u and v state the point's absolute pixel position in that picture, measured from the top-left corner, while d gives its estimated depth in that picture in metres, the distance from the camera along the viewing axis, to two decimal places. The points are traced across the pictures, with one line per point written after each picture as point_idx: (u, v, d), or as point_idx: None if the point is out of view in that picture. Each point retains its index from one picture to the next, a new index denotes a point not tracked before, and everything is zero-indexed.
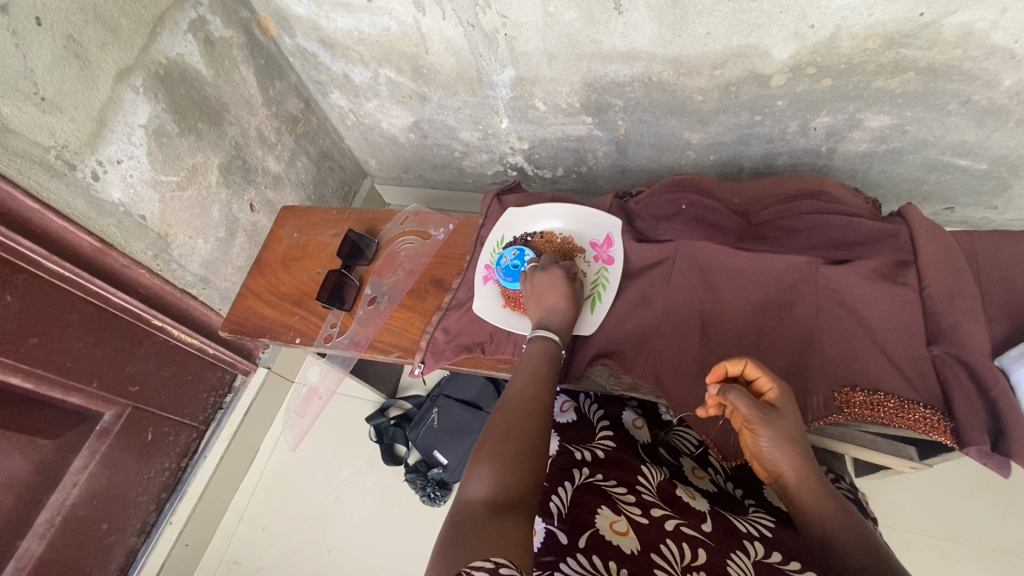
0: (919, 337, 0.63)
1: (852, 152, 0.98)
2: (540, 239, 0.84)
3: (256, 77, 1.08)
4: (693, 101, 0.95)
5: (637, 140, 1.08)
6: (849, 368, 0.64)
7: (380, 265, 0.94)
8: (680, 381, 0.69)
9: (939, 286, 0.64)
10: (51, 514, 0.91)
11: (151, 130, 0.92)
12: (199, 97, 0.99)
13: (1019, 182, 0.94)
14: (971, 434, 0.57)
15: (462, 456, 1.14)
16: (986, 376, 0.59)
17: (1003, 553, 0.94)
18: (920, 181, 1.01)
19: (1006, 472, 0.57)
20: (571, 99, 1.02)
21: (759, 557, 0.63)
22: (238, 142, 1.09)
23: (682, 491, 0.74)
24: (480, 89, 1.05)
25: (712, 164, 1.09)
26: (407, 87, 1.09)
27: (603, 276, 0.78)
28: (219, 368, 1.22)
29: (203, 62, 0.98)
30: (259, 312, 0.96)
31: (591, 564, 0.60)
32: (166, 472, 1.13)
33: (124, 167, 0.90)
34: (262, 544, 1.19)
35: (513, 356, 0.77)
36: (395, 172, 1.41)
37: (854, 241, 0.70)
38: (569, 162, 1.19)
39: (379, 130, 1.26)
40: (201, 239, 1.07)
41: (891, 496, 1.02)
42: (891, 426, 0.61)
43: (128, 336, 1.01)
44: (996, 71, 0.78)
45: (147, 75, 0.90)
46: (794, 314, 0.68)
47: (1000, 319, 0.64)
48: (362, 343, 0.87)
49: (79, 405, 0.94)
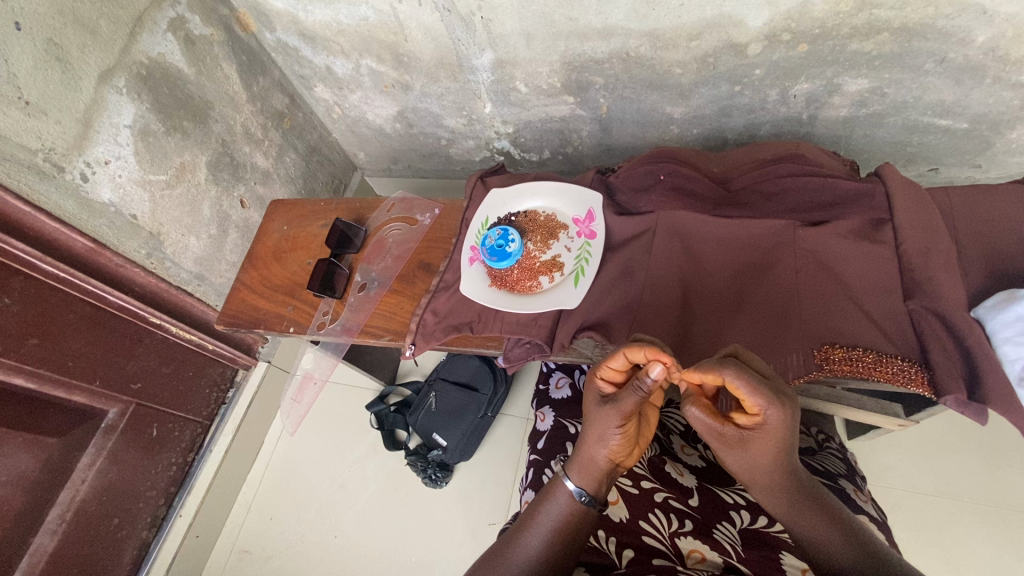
0: (896, 292, 0.64)
1: (833, 118, 0.98)
2: (524, 218, 0.86)
3: (239, 74, 1.09)
4: (672, 75, 0.96)
5: (620, 118, 1.08)
6: (829, 326, 0.64)
7: (369, 252, 0.96)
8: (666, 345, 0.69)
9: (914, 242, 0.65)
10: (61, 510, 0.94)
11: (136, 129, 0.93)
12: (183, 95, 1.00)
13: (1001, 139, 0.95)
14: (947, 383, 0.58)
15: (460, 438, 1.16)
16: (962, 328, 0.60)
17: (995, 507, 0.95)
18: (902, 144, 1.01)
19: (984, 420, 0.57)
20: (551, 80, 1.02)
21: (745, 525, 0.66)
22: (225, 139, 1.09)
23: (671, 467, 0.75)
24: (461, 74, 1.05)
25: (696, 138, 1.09)
26: (389, 77, 1.10)
27: (586, 251, 0.79)
28: (219, 363, 1.23)
29: (185, 61, 0.99)
30: (252, 304, 0.98)
31: None
32: (173, 467, 1.15)
33: (112, 168, 0.92)
34: (270, 533, 1.22)
35: (501, 334, 0.78)
36: (384, 164, 1.41)
37: (829, 202, 0.71)
38: (555, 144, 1.20)
39: (365, 121, 1.26)
40: (193, 237, 1.08)
41: (884, 456, 1.03)
42: (871, 380, 0.61)
43: (127, 335, 1.03)
44: (970, 27, 0.78)
45: (130, 76, 0.91)
46: (773, 277, 0.69)
47: (976, 272, 0.65)
48: (354, 329, 0.89)
49: (83, 403, 0.96)
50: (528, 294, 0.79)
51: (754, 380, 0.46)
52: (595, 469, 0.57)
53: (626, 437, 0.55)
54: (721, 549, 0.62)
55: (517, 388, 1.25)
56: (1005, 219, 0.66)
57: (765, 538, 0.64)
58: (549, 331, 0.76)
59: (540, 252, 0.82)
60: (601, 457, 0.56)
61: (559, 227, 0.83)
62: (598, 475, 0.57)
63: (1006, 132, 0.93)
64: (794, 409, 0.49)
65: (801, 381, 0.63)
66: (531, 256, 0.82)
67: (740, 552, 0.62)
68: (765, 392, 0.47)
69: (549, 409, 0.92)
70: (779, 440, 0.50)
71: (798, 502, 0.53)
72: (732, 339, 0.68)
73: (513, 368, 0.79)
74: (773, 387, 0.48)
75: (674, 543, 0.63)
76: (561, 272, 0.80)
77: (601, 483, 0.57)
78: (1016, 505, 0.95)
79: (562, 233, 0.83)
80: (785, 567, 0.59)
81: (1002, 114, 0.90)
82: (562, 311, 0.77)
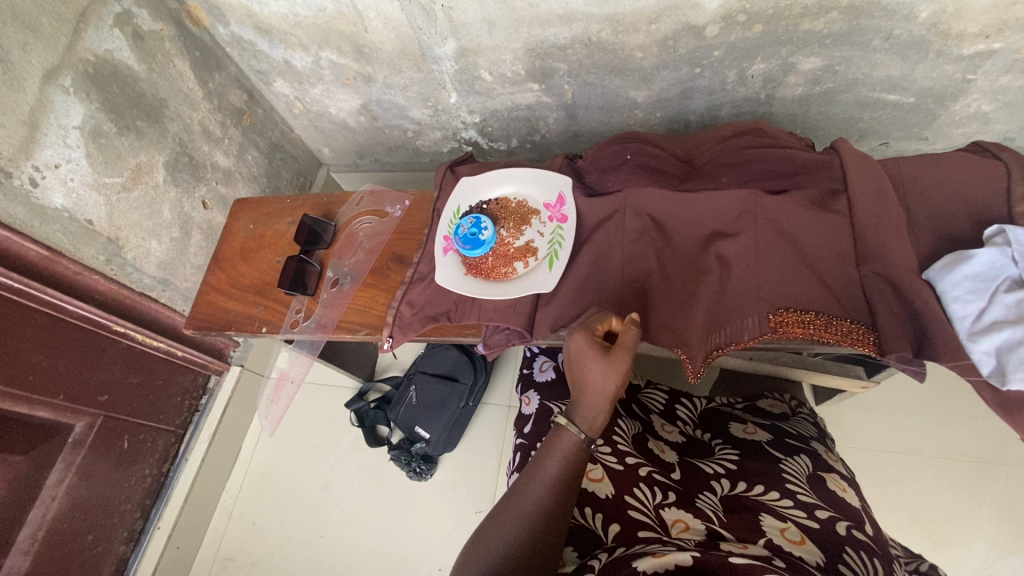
0: (850, 259, 0.67)
1: (789, 97, 1.01)
2: (496, 206, 0.86)
3: (193, 70, 1.05)
4: (634, 58, 0.97)
5: (585, 103, 1.09)
6: (788, 292, 0.68)
7: (340, 247, 0.95)
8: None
9: (867, 212, 0.68)
10: (32, 530, 0.90)
11: (87, 130, 0.90)
12: (135, 94, 0.96)
13: (946, 111, 0.99)
14: (892, 343, 0.62)
15: (443, 430, 1.16)
16: (911, 290, 0.63)
17: (951, 459, 1.01)
18: (855, 120, 1.05)
19: (921, 377, 0.63)
20: (515, 67, 1.02)
21: (725, 492, 0.69)
22: (182, 138, 1.06)
23: (653, 444, 0.78)
24: (424, 64, 1.04)
25: (660, 121, 1.11)
26: (350, 69, 1.08)
27: (559, 235, 0.80)
28: (190, 371, 1.20)
29: (134, 57, 0.95)
30: (221, 306, 0.96)
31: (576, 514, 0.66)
32: (148, 479, 1.12)
33: (63, 171, 0.88)
34: (255, 540, 1.20)
35: (479, 321, 0.79)
36: (350, 158, 1.39)
37: (791, 172, 0.73)
38: (522, 132, 1.20)
39: (328, 116, 1.24)
40: (155, 241, 1.05)
41: (850, 419, 1.07)
42: (823, 341, 0.65)
43: (91, 345, 0.98)
44: (913, 4, 0.81)
45: (76, 74, 0.87)
46: (739, 246, 0.71)
47: (927, 238, 0.69)
48: (329, 325, 0.88)
49: (48, 418, 0.92)
50: (503, 281, 0.80)
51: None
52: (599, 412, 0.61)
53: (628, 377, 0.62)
54: (704, 517, 0.64)
55: (496, 377, 1.26)
56: (951, 185, 0.70)
57: (747, 503, 0.66)
58: (528, 317, 0.77)
59: (514, 239, 0.83)
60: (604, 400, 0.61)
61: (531, 213, 0.84)
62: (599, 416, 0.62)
63: (950, 105, 0.98)
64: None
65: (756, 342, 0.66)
66: (505, 243, 0.83)
67: (723, 518, 0.64)
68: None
69: (534, 393, 0.92)
70: None
71: None
72: (698, 311, 0.71)
73: (494, 355, 0.81)
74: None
75: (659, 514, 0.65)
76: (535, 257, 0.81)
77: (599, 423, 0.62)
78: (979, 458, 1.00)
79: (534, 218, 0.83)
80: (765, 527, 0.61)
81: (945, 87, 0.94)
82: (539, 296, 0.77)
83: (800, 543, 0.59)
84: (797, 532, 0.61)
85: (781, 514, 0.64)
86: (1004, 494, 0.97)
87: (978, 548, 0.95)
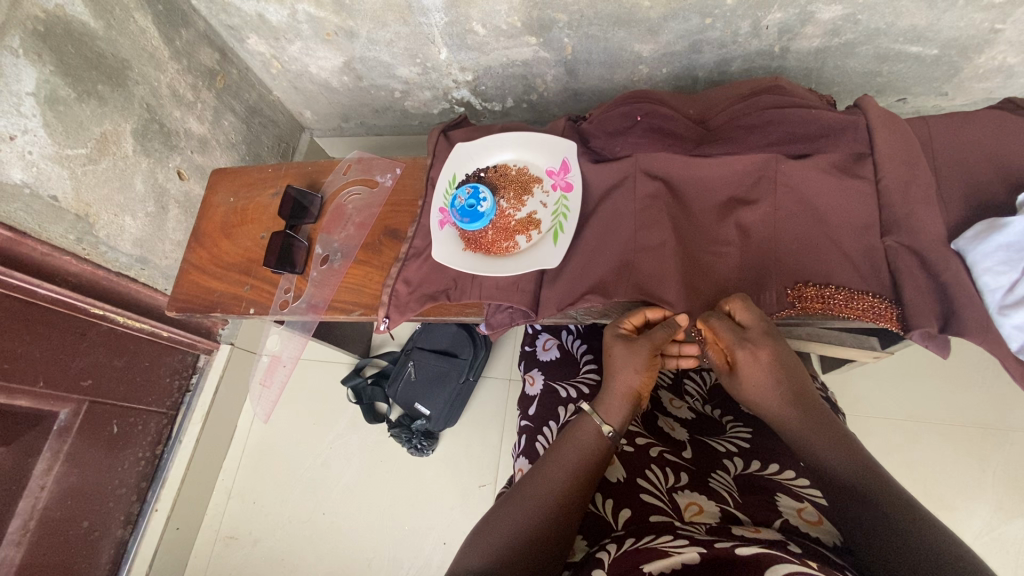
0: (875, 229, 0.64)
1: (805, 50, 0.94)
2: (494, 174, 0.80)
3: (157, 26, 0.96)
4: (640, 8, 0.89)
5: (586, 59, 1.01)
6: (806, 264, 0.65)
7: (328, 222, 0.89)
8: (667, 287, 0.65)
9: (894, 177, 0.63)
10: (23, 520, 0.87)
11: (42, 97, 0.82)
12: (93, 54, 0.87)
13: (969, 65, 0.94)
14: (916, 318, 0.59)
15: (443, 405, 1.14)
16: (936, 263, 0.60)
17: (958, 425, 1.02)
18: (873, 74, 0.99)
19: (946, 353, 0.60)
20: (511, 19, 0.94)
21: (739, 471, 0.68)
22: (150, 103, 0.97)
23: (663, 422, 0.77)
24: (411, 17, 0.95)
25: (665, 78, 1.04)
26: (330, 23, 0.98)
27: (563, 205, 0.75)
28: (178, 351, 1.16)
29: (89, 13, 0.86)
30: (205, 287, 0.91)
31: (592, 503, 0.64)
32: (141, 462, 1.10)
33: (19, 143, 0.81)
34: (256, 517, 1.19)
35: (481, 300, 0.74)
36: (334, 122, 1.30)
37: (814, 135, 0.68)
38: (518, 91, 1.12)
39: (308, 75, 1.15)
40: (129, 216, 0.99)
41: (855, 388, 1.08)
42: (841, 317, 0.62)
43: (69, 329, 0.93)
44: None
45: (25, 34, 0.78)
46: (757, 216, 0.67)
47: (956, 204, 0.65)
48: (321, 305, 0.83)
49: (29, 407, 0.87)
50: (504, 256, 0.75)
51: (725, 324, 0.60)
52: (620, 405, 0.63)
53: (654, 376, 0.64)
54: (718, 498, 0.62)
55: (496, 351, 1.23)
56: (980, 145, 0.66)
57: (760, 482, 0.65)
58: (532, 295, 0.73)
59: (515, 210, 0.78)
60: (626, 389, 0.63)
61: (533, 181, 0.78)
62: (622, 411, 0.63)
63: (974, 57, 0.92)
64: (771, 345, 0.58)
65: (774, 318, 0.65)
66: (505, 215, 0.78)
67: (738, 498, 0.62)
68: (734, 336, 0.59)
69: (538, 372, 0.90)
70: (767, 376, 0.58)
71: (801, 433, 0.56)
72: (706, 286, 0.66)
73: (497, 335, 0.77)
74: (747, 335, 0.58)
75: (672, 497, 0.63)
76: (538, 230, 0.76)
77: (624, 418, 0.63)
78: (983, 425, 1.01)
79: (537, 187, 0.78)
80: (780, 507, 0.60)
81: (971, 38, 0.88)
82: (544, 273, 0.73)
83: (816, 523, 0.57)
84: (814, 512, 0.58)
85: (797, 494, 0.62)
86: (1007, 460, 0.99)
87: (981, 512, 0.96)
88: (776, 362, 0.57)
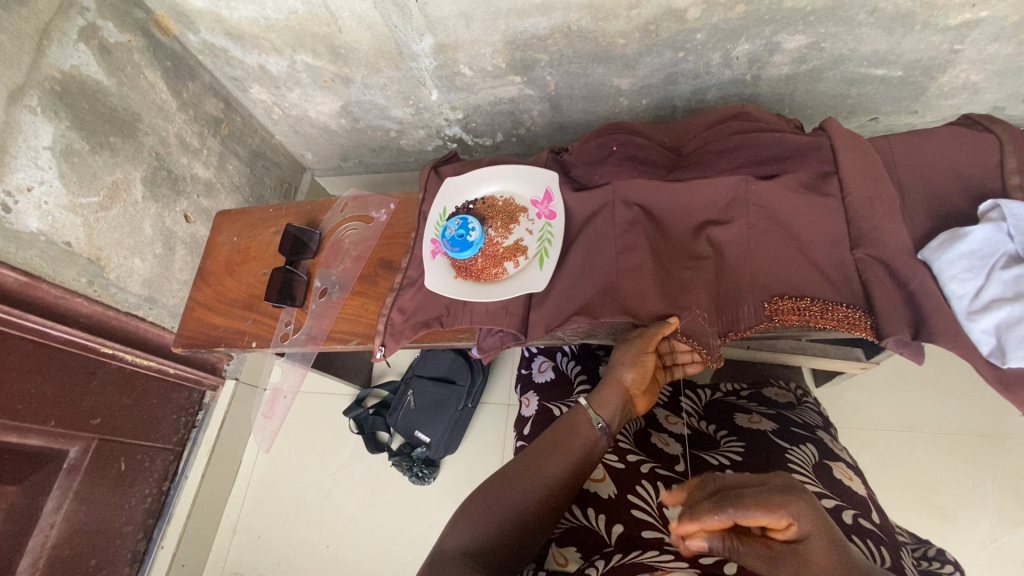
0: (844, 243, 0.66)
1: (776, 77, 0.99)
2: (482, 205, 0.84)
3: (165, 81, 1.02)
4: (616, 46, 0.95)
5: (569, 94, 1.07)
6: (780, 279, 0.67)
7: (326, 256, 0.93)
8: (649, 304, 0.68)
9: (859, 192, 0.66)
10: (33, 559, 0.89)
11: (58, 151, 0.87)
12: (106, 109, 0.94)
13: (934, 84, 0.98)
14: (889, 326, 0.61)
15: (443, 433, 1.16)
16: (904, 273, 0.62)
17: (955, 434, 1.02)
18: (843, 97, 1.03)
19: (920, 359, 0.62)
20: (495, 60, 1.00)
21: None
22: (158, 152, 1.03)
23: (658, 438, 0.78)
24: (402, 62, 1.01)
25: (646, 108, 1.09)
26: (327, 71, 1.05)
27: (548, 232, 0.78)
28: (185, 387, 1.19)
29: (102, 72, 0.92)
30: (210, 323, 0.94)
31: (580, 514, 0.68)
32: (149, 499, 1.11)
33: (36, 194, 0.86)
34: (261, 552, 1.20)
35: (471, 325, 0.77)
36: (334, 162, 1.37)
37: (781, 156, 0.72)
38: (507, 126, 1.18)
39: (308, 120, 1.21)
40: (138, 258, 1.03)
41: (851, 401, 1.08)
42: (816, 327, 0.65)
43: (79, 369, 0.97)
44: None
45: (43, 93, 0.85)
46: (731, 235, 0.70)
47: (921, 216, 0.68)
48: (320, 337, 0.86)
49: (40, 446, 0.90)
50: (494, 282, 0.78)
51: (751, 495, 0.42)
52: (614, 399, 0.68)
53: (648, 375, 0.69)
54: None
55: (495, 376, 1.25)
56: (941, 160, 0.69)
57: None
58: (521, 318, 0.76)
59: (503, 238, 0.81)
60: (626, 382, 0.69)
61: (519, 210, 0.82)
62: (616, 404, 0.69)
63: (937, 77, 0.97)
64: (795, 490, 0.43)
65: (751, 331, 0.67)
66: (494, 243, 0.81)
67: None
68: (768, 495, 0.42)
69: (534, 394, 0.92)
70: (823, 524, 0.42)
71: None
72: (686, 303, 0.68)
73: (488, 358, 0.79)
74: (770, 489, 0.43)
75: (662, 513, 0.65)
76: (525, 256, 0.79)
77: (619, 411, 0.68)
78: (981, 433, 1.01)
79: (522, 216, 0.82)
80: None
81: (933, 59, 0.93)
82: (532, 296, 0.76)
83: None
84: None
85: None
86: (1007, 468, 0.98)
87: (985, 522, 0.95)
88: (817, 508, 0.43)
